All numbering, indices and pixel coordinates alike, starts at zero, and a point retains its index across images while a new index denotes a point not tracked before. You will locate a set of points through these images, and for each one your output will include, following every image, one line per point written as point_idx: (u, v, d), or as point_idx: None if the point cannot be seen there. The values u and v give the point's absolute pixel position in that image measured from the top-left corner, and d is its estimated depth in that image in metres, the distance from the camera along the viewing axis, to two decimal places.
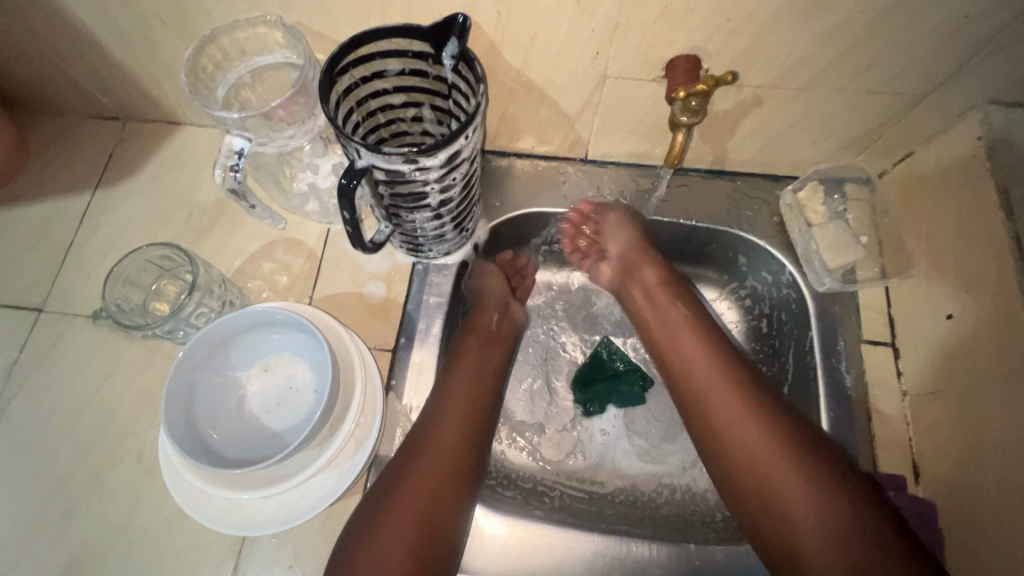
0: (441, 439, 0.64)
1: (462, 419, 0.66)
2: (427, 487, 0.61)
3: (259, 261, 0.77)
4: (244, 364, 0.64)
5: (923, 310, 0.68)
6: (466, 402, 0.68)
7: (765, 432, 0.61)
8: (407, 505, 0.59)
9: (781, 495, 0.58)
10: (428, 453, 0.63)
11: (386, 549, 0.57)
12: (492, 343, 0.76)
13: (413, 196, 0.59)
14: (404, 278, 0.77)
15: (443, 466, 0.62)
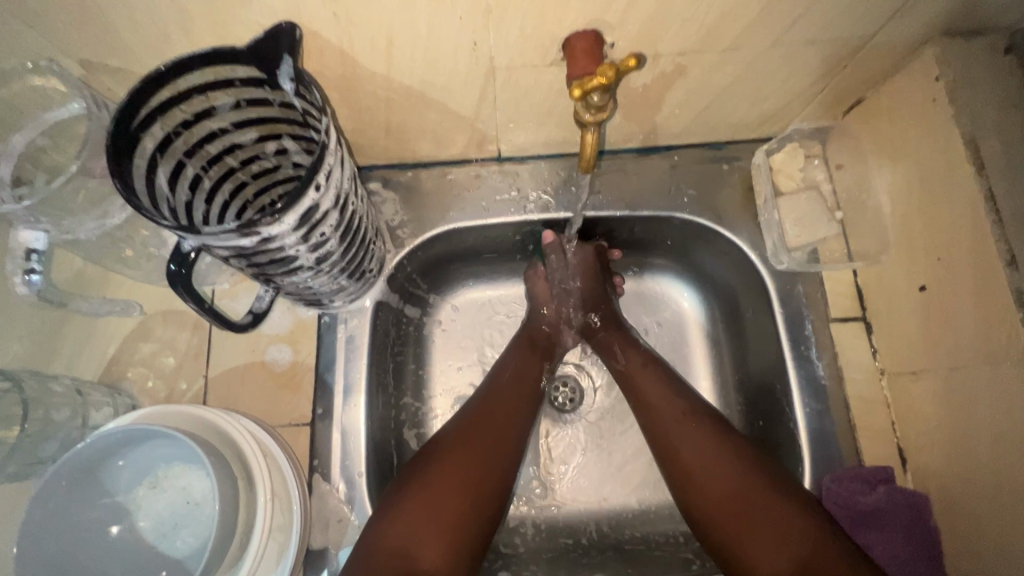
0: (439, 475, 0.56)
1: (471, 452, 0.58)
2: (423, 541, 0.52)
3: (135, 345, 0.65)
4: (124, 488, 0.53)
5: (893, 280, 0.61)
6: (488, 433, 0.61)
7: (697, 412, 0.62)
8: (444, 477, 0.56)
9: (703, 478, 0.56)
10: (468, 440, 0.59)
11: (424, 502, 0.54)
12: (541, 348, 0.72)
13: (276, 263, 0.48)
14: (312, 334, 0.66)
15: (491, 434, 0.61)
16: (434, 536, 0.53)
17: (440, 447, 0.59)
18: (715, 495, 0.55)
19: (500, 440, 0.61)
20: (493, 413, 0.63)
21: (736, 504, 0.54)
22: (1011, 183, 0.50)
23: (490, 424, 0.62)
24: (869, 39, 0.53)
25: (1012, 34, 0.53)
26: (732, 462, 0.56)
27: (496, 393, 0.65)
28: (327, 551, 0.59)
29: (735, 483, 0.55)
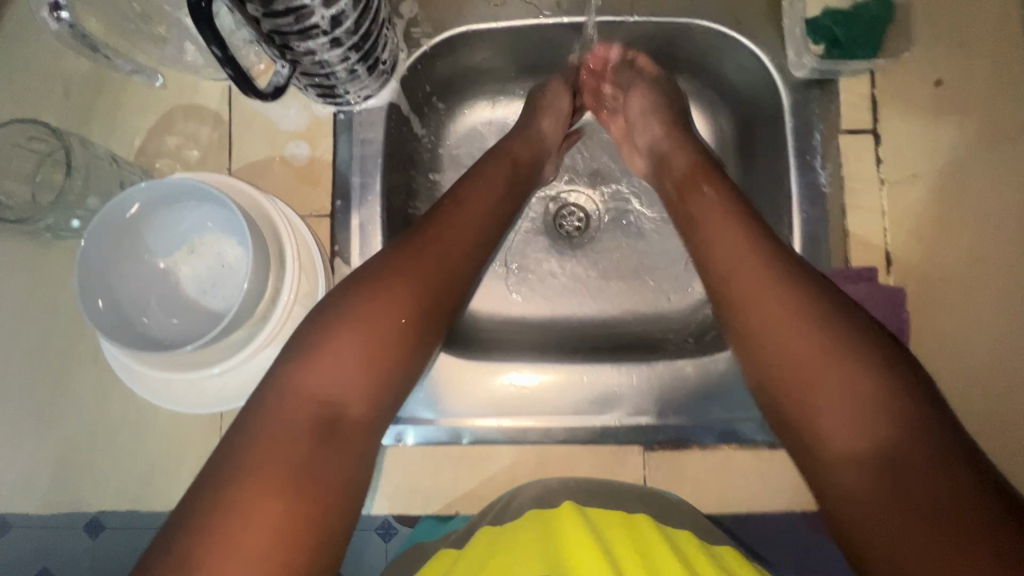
0: (279, 421, 0.44)
1: (399, 312, 0.50)
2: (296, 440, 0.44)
3: (160, 136, 0.67)
4: (163, 248, 0.58)
5: (908, 82, 0.60)
6: (429, 312, 0.52)
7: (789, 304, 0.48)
8: (343, 357, 0.47)
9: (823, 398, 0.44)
10: (371, 303, 0.49)
11: (279, 431, 0.44)
12: (450, 259, 0.55)
13: (292, 16, 0.48)
14: (327, 132, 0.68)
15: (424, 280, 0.52)
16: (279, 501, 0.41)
17: (317, 330, 0.48)
18: (844, 441, 0.43)
19: (435, 298, 0.53)
20: (428, 263, 0.53)
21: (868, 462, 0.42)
22: None
23: (427, 269, 0.53)
24: None
25: None
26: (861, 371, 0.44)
27: (377, 273, 0.51)
28: None
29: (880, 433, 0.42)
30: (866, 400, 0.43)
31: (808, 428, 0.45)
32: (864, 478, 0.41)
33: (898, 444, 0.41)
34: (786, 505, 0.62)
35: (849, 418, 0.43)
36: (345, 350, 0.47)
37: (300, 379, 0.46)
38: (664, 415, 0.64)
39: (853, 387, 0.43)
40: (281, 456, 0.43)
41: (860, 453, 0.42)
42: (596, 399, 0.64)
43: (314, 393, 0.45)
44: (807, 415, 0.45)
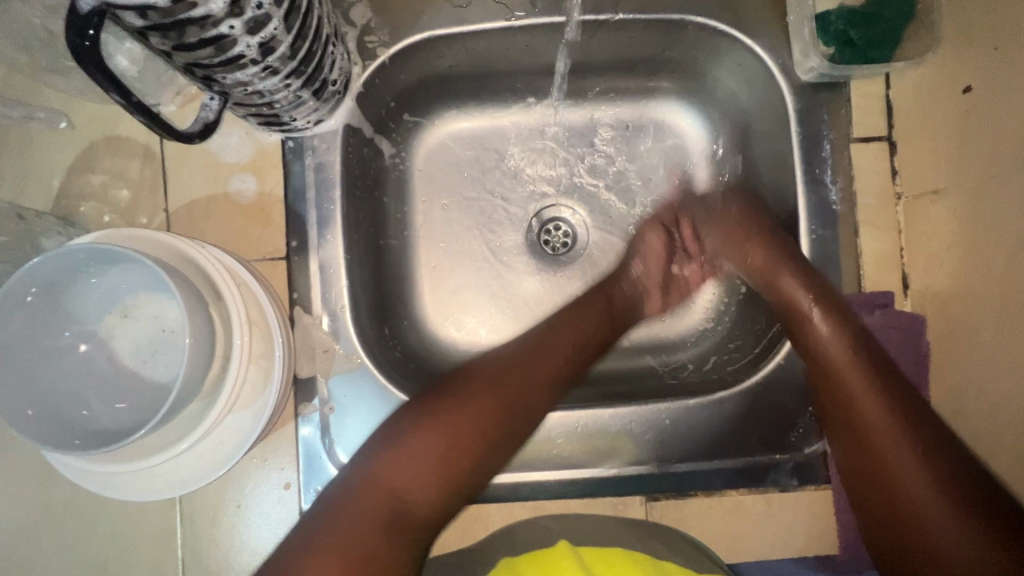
0: (362, 504, 0.44)
1: (478, 412, 0.48)
2: (395, 512, 0.45)
3: (80, 176, 0.59)
4: (91, 317, 0.50)
5: (931, 85, 0.54)
6: (498, 398, 0.50)
7: (858, 360, 0.51)
8: (422, 448, 0.46)
9: (889, 459, 0.46)
10: (456, 413, 0.48)
11: (369, 509, 0.44)
12: (516, 403, 0.50)
13: (210, 49, 0.40)
14: (277, 163, 0.60)
15: (508, 395, 0.50)
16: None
17: (406, 426, 0.48)
18: (904, 502, 0.44)
19: (517, 397, 0.50)
20: (508, 401, 0.50)
21: (923, 530, 0.43)
22: None
23: (492, 417, 0.49)
24: None
25: None
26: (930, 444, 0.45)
27: (463, 398, 0.49)
28: (315, 381, 0.59)
29: (935, 504, 0.43)
30: (938, 470, 0.44)
31: (891, 490, 0.45)
32: (939, 548, 0.42)
33: (955, 518, 0.42)
34: (798, 551, 0.58)
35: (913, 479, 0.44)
36: (413, 451, 0.46)
37: (354, 498, 0.45)
38: (667, 462, 0.59)
39: (916, 461, 0.45)
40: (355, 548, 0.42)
41: (945, 535, 0.42)
42: (592, 448, 0.60)
43: (389, 487, 0.45)
44: (883, 479, 0.46)
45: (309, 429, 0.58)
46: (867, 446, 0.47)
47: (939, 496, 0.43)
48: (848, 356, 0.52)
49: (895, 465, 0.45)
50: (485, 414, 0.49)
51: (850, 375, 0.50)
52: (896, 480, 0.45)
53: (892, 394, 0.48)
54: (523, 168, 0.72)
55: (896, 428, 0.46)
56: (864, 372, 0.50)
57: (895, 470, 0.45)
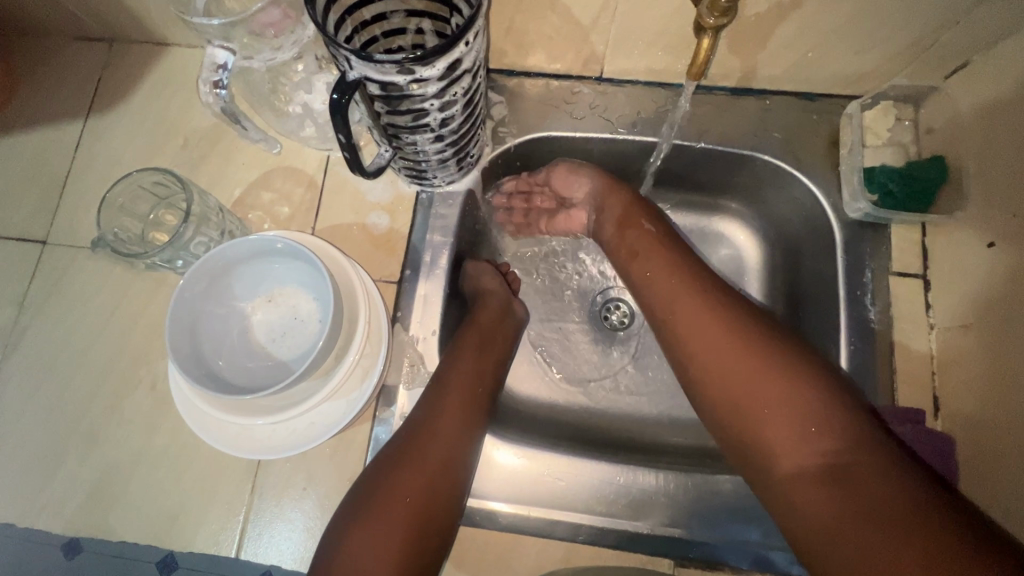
0: (394, 501, 0.54)
1: (453, 409, 0.61)
2: (383, 532, 0.53)
3: (258, 191, 0.74)
4: (247, 294, 0.62)
5: (963, 237, 0.64)
6: (463, 389, 0.63)
7: (717, 322, 0.58)
8: (427, 440, 0.58)
9: (763, 429, 0.52)
10: (433, 420, 0.60)
11: (386, 525, 0.53)
12: (486, 362, 0.68)
13: (410, 116, 0.55)
14: (407, 208, 0.74)
15: (454, 403, 0.62)
16: None
17: (389, 467, 0.56)
18: (785, 473, 0.51)
19: (471, 392, 0.64)
20: (457, 386, 0.63)
21: (830, 484, 0.48)
22: None
23: (467, 383, 0.64)
24: None
25: None
26: (773, 377, 0.53)
27: (442, 392, 0.62)
28: (397, 391, 0.67)
29: (836, 444, 0.49)
30: (796, 381, 0.53)
31: (757, 442, 0.53)
32: (794, 449, 0.50)
33: (827, 448, 0.49)
34: None
35: (784, 436, 0.51)
36: (365, 535, 0.52)
37: (375, 517, 0.53)
38: (698, 532, 0.63)
39: (759, 378, 0.54)
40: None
41: (811, 462, 0.49)
42: (628, 503, 0.64)
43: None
44: (752, 420, 0.53)
45: (382, 431, 0.66)
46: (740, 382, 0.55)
47: (809, 401, 0.51)
48: (710, 320, 0.59)
49: (744, 388, 0.54)
50: (467, 383, 0.64)
51: (701, 318, 0.59)
52: (772, 443, 0.52)
53: (727, 338, 0.57)
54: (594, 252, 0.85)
55: (762, 377, 0.54)
56: (721, 328, 0.58)
57: (771, 443, 0.52)
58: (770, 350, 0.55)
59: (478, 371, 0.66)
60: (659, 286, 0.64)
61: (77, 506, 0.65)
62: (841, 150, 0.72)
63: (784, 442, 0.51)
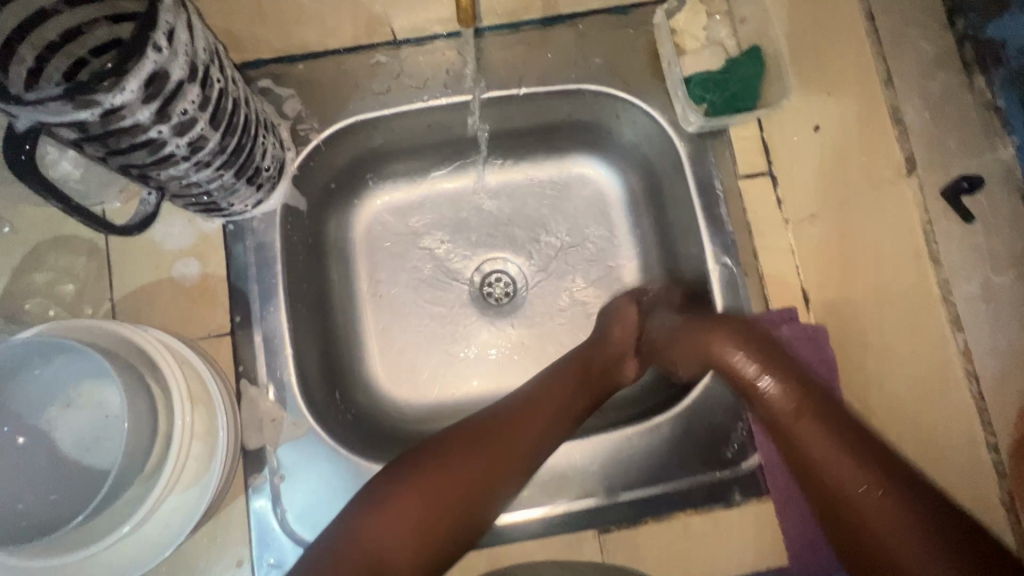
0: (467, 458, 0.51)
1: (575, 373, 0.60)
2: (404, 517, 0.47)
3: (27, 275, 0.61)
4: (35, 410, 0.52)
5: (792, 125, 0.62)
6: (597, 369, 0.61)
7: (759, 355, 0.53)
8: (539, 418, 0.55)
9: (835, 488, 0.45)
10: (523, 408, 0.55)
11: (464, 474, 0.50)
12: (614, 345, 0.63)
13: (142, 151, 0.45)
14: (219, 247, 0.64)
15: (552, 395, 0.57)
16: (409, 541, 0.47)
17: (464, 434, 0.52)
18: (869, 520, 0.43)
19: (602, 379, 0.61)
20: (595, 357, 0.62)
21: (892, 544, 0.41)
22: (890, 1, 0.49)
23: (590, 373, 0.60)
24: None
25: None
26: (818, 425, 0.48)
27: (562, 369, 0.60)
28: (265, 452, 0.60)
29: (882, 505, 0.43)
30: (833, 425, 0.47)
31: (841, 513, 0.45)
32: (862, 505, 0.43)
33: (877, 495, 0.43)
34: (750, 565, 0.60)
35: (833, 470, 0.45)
36: (454, 468, 0.50)
37: (447, 467, 0.50)
38: (616, 491, 0.61)
39: (803, 420, 0.48)
40: (420, 522, 0.47)
41: (876, 514, 0.43)
42: (543, 487, 0.62)
43: (372, 536, 0.46)
44: (817, 483, 0.46)
45: (260, 500, 0.59)
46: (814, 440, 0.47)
47: (832, 447, 0.46)
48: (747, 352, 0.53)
49: (797, 437, 0.48)
50: (603, 346, 0.63)
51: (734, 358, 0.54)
52: (848, 495, 0.44)
53: (763, 365, 0.52)
54: (460, 230, 0.77)
55: (795, 433, 0.48)
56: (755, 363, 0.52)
57: (846, 503, 0.44)
58: (808, 394, 0.50)
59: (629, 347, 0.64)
60: (673, 333, 0.59)
61: None
62: (663, 62, 0.67)
63: (854, 493, 0.44)
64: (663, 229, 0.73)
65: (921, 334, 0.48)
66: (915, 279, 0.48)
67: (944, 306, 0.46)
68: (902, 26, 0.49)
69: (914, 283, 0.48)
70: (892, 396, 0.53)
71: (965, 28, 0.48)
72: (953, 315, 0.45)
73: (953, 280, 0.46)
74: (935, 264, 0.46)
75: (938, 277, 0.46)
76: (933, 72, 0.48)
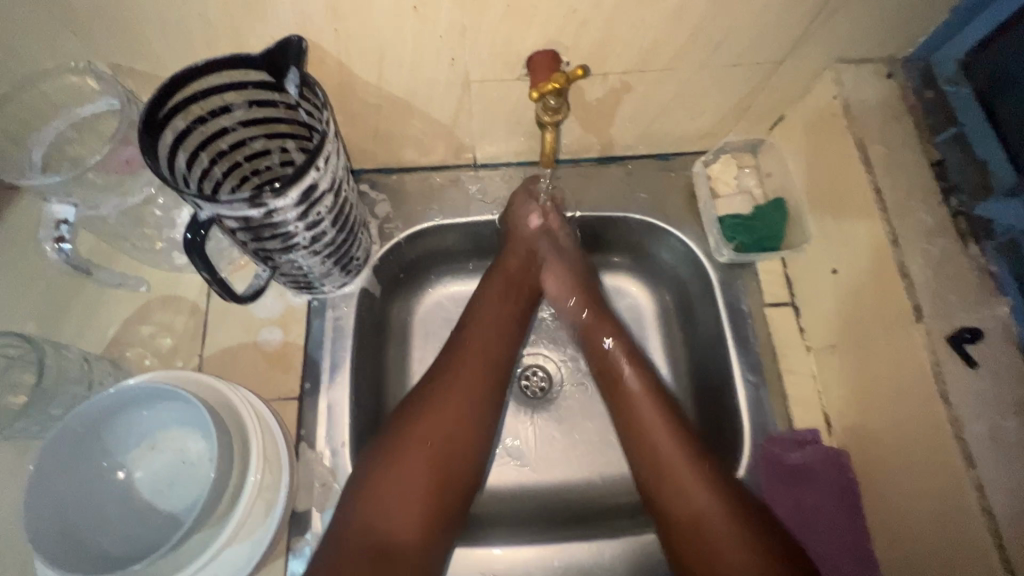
0: (427, 428, 0.60)
1: (512, 300, 0.73)
2: (399, 482, 0.57)
3: (134, 327, 0.70)
4: (122, 449, 0.57)
5: (811, 265, 0.71)
6: (496, 321, 0.70)
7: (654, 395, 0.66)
8: (473, 377, 0.65)
9: (687, 492, 0.59)
10: (468, 365, 0.66)
11: (420, 442, 0.59)
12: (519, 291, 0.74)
13: (278, 240, 0.55)
14: (302, 318, 0.73)
15: (490, 338, 0.68)
16: (410, 524, 0.56)
17: (421, 403, 0.62)
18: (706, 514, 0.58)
19: (519, 309, 0.73)
20: (499, 306, 0.71)
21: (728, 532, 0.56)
22: (893, 177, 0.60)
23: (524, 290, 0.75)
24: (779, 64, 0.65)
25: (892, 63, 0.65)
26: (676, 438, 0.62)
27: (484, 315, 0.70)
28: (310, 516, 0.64)
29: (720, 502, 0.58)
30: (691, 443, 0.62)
31: (684, 507, 0.59)
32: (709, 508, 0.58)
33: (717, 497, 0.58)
34: None
35: (694, 490, 0.59)
36: (421, 447, 0.59)
37: (408, 445, 0.59)
38: None
39: (668, 438, 0.63)
40: (409, 483, 0.57)
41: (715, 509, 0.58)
42: None
43: (371, 525, 0.55)
44: (674, 485, 0.60)
45: (299, 564, 0.61)
46: (692, 482, 0.60)
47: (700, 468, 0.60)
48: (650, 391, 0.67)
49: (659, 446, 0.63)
50: (501, 325, 0.70)
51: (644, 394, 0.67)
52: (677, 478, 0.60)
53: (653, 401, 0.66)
54: None
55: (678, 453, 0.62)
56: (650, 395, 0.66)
57: (690, 500, 0.59)
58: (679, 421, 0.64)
59: (517, 304, 0.73)
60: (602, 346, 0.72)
61: None
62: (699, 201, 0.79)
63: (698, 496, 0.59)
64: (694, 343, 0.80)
65: (940, 469, 0.52)
66: (928, 414, 0.53)
67: (957, 443, 0.50)
68: (906, 198, 0.59)
69: (926, 417, 0.53)
70: (918, 528, 0.55)
71: (957, 205, 0.58)
72: (966, 452, 0.50)
73: (963, 419, 0.51)
74: (945, 402, 0.52)
75: (948, 415, 0.51)
76: (933, 237, 0.57)
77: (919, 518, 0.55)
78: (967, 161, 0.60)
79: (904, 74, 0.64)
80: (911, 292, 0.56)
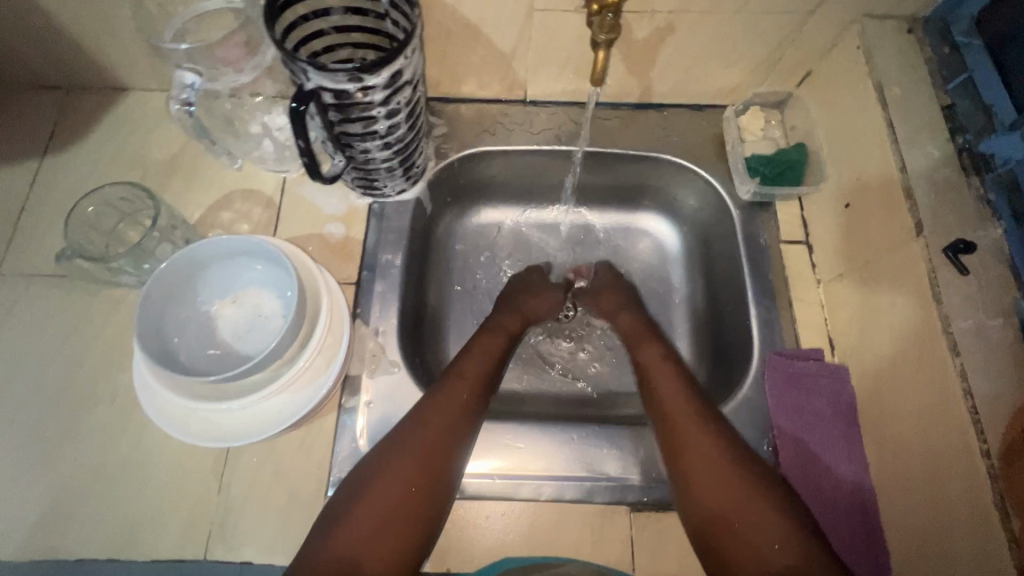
0: (434, 411, 0.64)
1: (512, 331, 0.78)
2: (402, 454, 0.60)
3: (217, 212, 0.80)
4: (213, 296, 0.67)
5: (827, 204, 0.78)
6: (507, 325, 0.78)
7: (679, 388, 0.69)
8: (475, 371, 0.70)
9: (696, 476, 0.60)
10: (477, 362, 0.71)
11: (427, 423, 0.63)
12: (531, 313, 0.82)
13: (361, 122, 0.64)
14: (363, 219, 0.81)
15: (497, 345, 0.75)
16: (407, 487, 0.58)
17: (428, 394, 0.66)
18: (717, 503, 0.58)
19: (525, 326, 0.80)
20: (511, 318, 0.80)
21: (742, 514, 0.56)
22: (906, 117, 0.67)
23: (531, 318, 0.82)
24: (810, 15, 0.72)
25: (913, 22, 0.72)
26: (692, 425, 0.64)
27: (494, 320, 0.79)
28: (362, 379, 0.72)
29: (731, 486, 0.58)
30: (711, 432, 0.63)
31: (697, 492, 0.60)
32: (725, 494, 0.58)
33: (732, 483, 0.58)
34: None
35: (704, 470, 0.60)
36: (429, 425, 0.63)
37: (415, 426, 0.63)
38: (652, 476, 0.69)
39: (683, 421, 0.65)
40: (411, 458, 0.60)
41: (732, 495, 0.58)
42: (586, 461, 0.70)
43: (375, 491, 0.57)
44: (688, 470, 0.61)
45: (350, 418, 0.69)
46: (705, 466, 0.60)
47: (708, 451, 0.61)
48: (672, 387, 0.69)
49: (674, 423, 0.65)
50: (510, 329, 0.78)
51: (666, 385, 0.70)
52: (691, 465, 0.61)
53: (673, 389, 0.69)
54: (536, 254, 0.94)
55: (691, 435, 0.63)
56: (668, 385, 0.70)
57: (701, 484, 0.59)
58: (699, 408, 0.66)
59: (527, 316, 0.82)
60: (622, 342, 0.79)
61: (31, 526, 0.64)
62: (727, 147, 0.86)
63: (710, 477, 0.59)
64: (712, 276, 0.87)
65: (931, 363, 0.58)
66: (923, 316, 0.60)
67: (946, 336, 0.57)
68: (916, 134, 0.66)
69: (921, 318, 0.60)
70: (908, 421, 0.61)
71: (963, 142, 0.65)
72: (953, 343, 0.56)
73: (952, 316, 0.57)
74: (937, 302, 0.58)
75: (940, 312, 0.58)
76: (938, 168, 0.64)
77: (909, 430, 0.61)
78: (974, 106, 0.66)
79: (923, 31, 0.72)
80: (914, 212, 0.62)
